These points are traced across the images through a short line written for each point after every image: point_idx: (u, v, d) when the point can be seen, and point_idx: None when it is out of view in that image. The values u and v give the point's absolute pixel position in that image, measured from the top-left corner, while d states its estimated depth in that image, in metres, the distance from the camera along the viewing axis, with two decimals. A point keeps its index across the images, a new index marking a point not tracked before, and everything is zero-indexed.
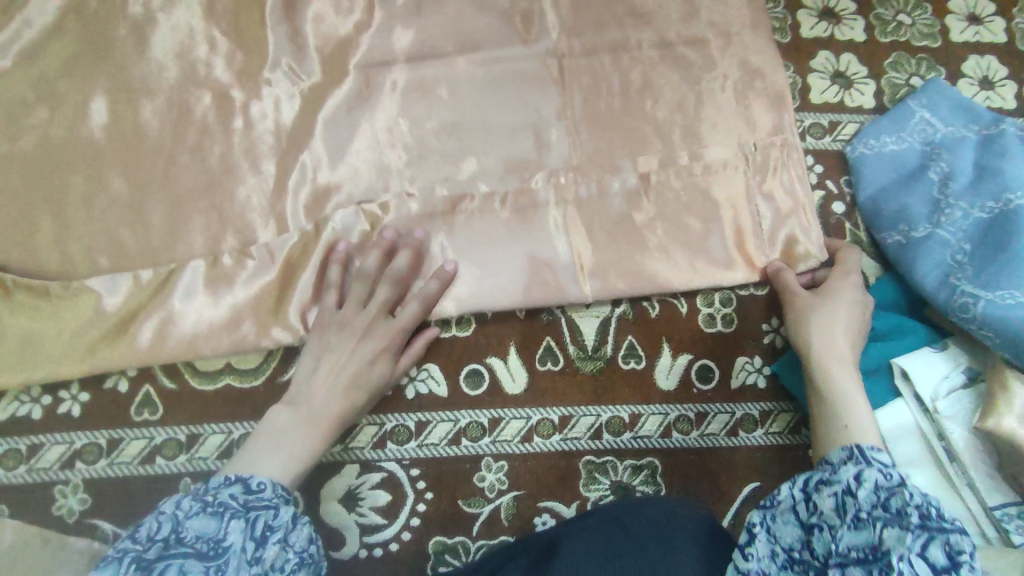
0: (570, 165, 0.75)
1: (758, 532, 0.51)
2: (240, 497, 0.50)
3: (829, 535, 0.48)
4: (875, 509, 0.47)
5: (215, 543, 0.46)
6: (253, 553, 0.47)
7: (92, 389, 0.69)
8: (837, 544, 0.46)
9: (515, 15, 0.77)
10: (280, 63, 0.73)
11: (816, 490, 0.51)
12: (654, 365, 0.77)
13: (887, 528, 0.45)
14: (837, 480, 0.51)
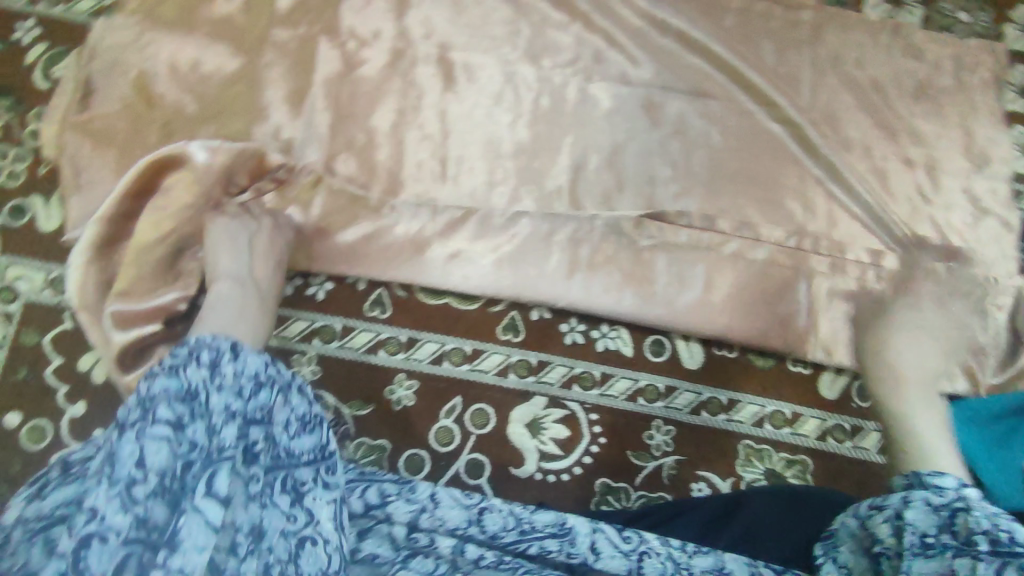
0: (772, 180, 0.85)
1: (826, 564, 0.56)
2: (180, 352, 0.50)
3: (897, 563, 0.49)
4: (934, 535, 0.47)
5: (185, 391, 0.47)
6: (216, 381, 0.49)
7: (337, 281, 0.81)
8: (909, 574, 0.46)
9: (748, 42, 0.88)
10: (546, 46, 0.85)
11: (869, 516, 0.52)
12: (819, 374, 0.82)
13: (957, 557, 0.45)
14: (887, 504, 0.51)
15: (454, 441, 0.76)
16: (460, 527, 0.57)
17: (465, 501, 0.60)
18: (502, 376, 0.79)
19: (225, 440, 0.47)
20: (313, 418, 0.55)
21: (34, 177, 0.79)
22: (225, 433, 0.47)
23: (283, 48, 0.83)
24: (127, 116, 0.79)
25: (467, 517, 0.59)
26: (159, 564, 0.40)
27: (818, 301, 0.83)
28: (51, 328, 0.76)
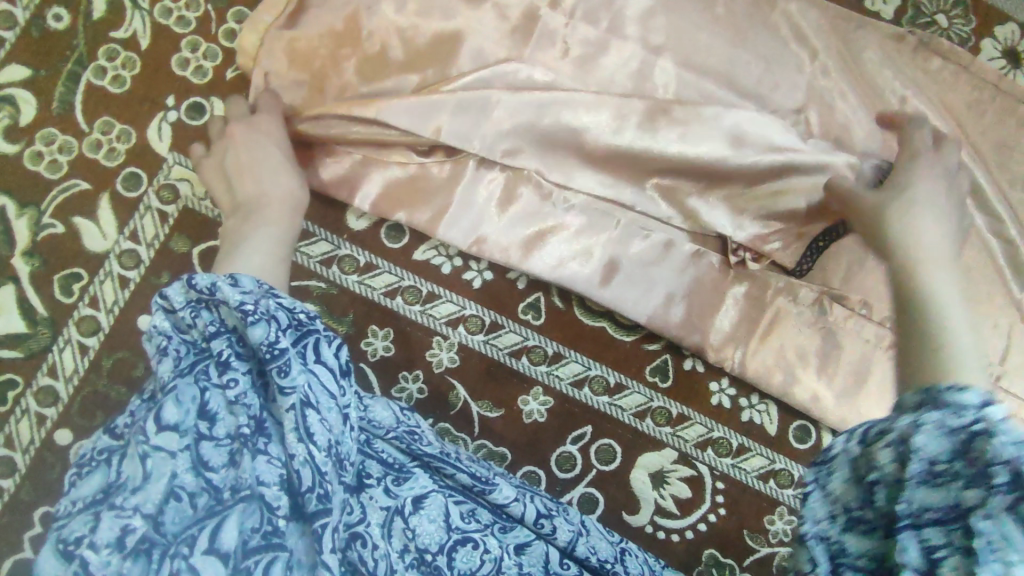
0: (973, 293, 0.78)
1: (811, 488, 0.40)
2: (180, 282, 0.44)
3: (892, 489, 0.36)
4: (948, 461, 0.34)
5: (183, 328, 0.44)
6: (193, 309, 0.43)
7: (496, 271, 0.76)
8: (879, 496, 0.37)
9: (990, 136, 0.80)
10: (775, 87, 0.79)
11: (872, 438, 0.37)
12: None
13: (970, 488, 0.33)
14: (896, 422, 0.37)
15: (575, 469, 0.73)
16: (609, 562, 0.54)
17: (611, 536, 0.58)
18: (639, 418, 0.75)
19: (180, 375, 0.42)
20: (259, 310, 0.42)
21: (221, 80, 0.76)
22: (167, 368, 0.43)
23: (505, 11, 0.76)
24: (330, 40, 0.74)
25: (615, 552, 0.56)
26: (116, 505, 0.38)
27: None
28: (204, 241, 0.72)
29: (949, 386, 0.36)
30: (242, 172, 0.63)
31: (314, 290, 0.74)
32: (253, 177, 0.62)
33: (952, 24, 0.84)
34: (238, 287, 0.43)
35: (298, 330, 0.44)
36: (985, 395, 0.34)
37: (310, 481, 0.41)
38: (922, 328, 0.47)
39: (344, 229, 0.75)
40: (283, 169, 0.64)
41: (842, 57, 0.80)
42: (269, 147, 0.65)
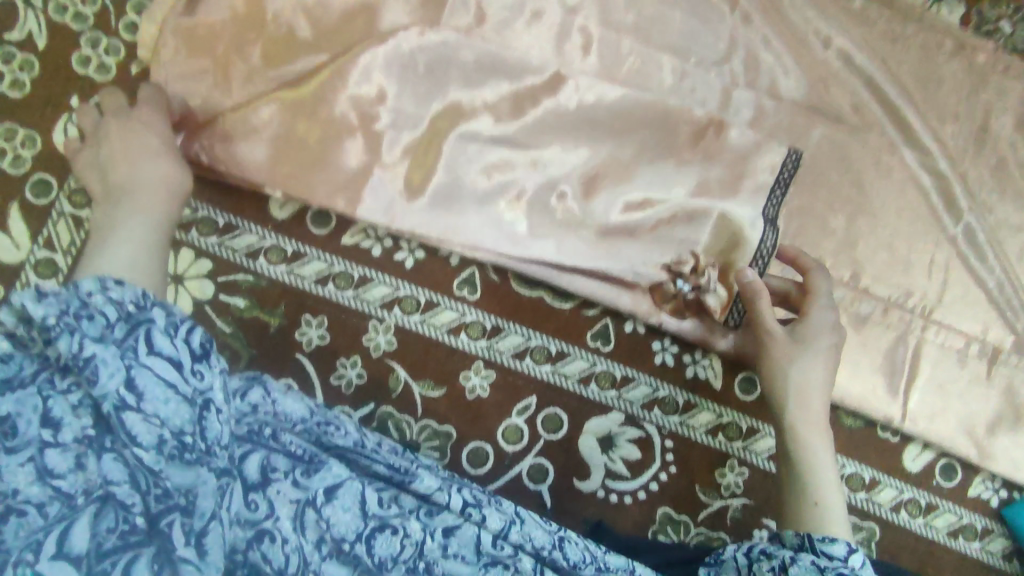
0: (903, 231, 0.79)
1: None
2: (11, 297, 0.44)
3: None
4: None
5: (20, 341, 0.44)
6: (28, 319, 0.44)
7: (428, 250, 0.75)
8: None
9: (915, 73, 0.81)
10: (697, 39, 0.79)
11: (757, 558, 0.53)
12: (905, 446, 0.78)
13: None
14: (775, 555, 0.52)
15: (522, 441, 0.73)
16: (544, 549, 0.55)
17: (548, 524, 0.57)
18: (584, 384, 0.74)
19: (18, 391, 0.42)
20: (95, 309, 0.44)
21: (125, 76, 0.73)
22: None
23: None
24: (235, 27, 0.73)
25: (552, 540, 0.56)
26: None
27: (922, 367, 0.78)
28: None
29: (822, 536, 0.54)
30: (115, 160, 0.60)
31: (242, 284, 0.72)
32: (127, 163, 0.60)
33: None
34: (48, 296, 0.43)
35: (128, 317, 0.44)
36: (846, 548, 0.53)
37: (152, 477, 0.42)
38: (798, 475, 0.61)
39: (268, 219, 0.74)
40: (160, 158, 0.62)
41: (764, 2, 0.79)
42: (138, 136, 0.62)
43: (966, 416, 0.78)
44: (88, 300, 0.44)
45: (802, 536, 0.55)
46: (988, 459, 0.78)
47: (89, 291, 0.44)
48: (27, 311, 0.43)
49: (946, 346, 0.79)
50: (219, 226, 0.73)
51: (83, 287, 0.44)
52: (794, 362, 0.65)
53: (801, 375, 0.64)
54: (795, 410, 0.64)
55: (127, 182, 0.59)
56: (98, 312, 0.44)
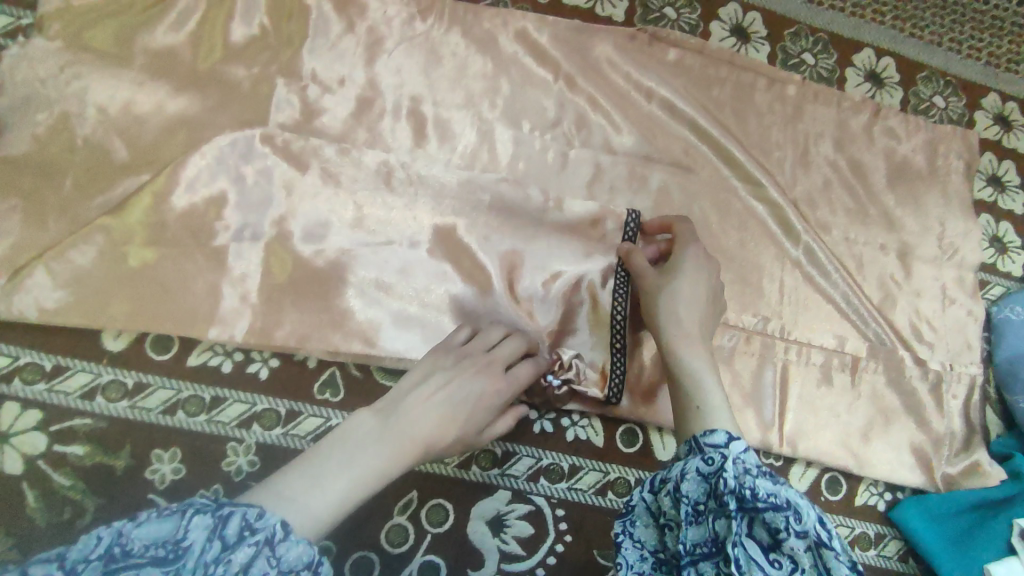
0: (749, 259, 0.83)
1: (623, 539, 0.58)
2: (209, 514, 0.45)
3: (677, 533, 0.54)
4: (707, 500, 0.51)
5: (175, 546, 0.44)
6: (216, 555, 0.44)
7: (282, 357, 0.72)
8: (685, 541, 0.52)
9: (735, 111, 0.86)
10: (528, 107, 0.81)
11: (657, 489, 0.56)
12: (789, 468, 0.80)
13: (719, 520, 0.50)
14: (670, 476, 0.55)
15: (408, 540, 0.70)
16: None
17: None
18: (465, 468, 0.72)
19: None
20: (263, 535, 0.45)
21: None
22: None
23: (234, 87, 0.75)
24: (41, 158, 0.69)
25: None
26: None
27: (789, 387, 0.81)
28: None
29: (705, 433, 0.55)
30: (408, 397, 0.62)
31: (79, 430, 0.67)
32: (423, 405, 0.62)
33: (680, 15, 0.89)
34: (229, 535, 0.45)
35: (258, 544, 0.45)
36: (728, 434, 0.53)
37: None
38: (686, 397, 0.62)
39: (101, 354, 0.69)
40: (454, 423, 0.63)
41: (585, 64, 0.83)
42: (410, 376, 0.65)
43: (840, 427, 0.81)
44: (245, 538, 0.45)
45: (692, 443, 0.56)
46: (864, 467, 0.80)
47: (260, 519, 0.46)
48: (189, 543, 0.44)
49: (808, 363, 0.82)
50: (47, 370, 0.68)
51: (195, 519, 0.45)
52: (667, 287, 0.70)
53: (669, 300, 0.69)
54: (672, 329, 0.67)
55: (403, 422, 0.60)
56: (212, 544, 0.44)
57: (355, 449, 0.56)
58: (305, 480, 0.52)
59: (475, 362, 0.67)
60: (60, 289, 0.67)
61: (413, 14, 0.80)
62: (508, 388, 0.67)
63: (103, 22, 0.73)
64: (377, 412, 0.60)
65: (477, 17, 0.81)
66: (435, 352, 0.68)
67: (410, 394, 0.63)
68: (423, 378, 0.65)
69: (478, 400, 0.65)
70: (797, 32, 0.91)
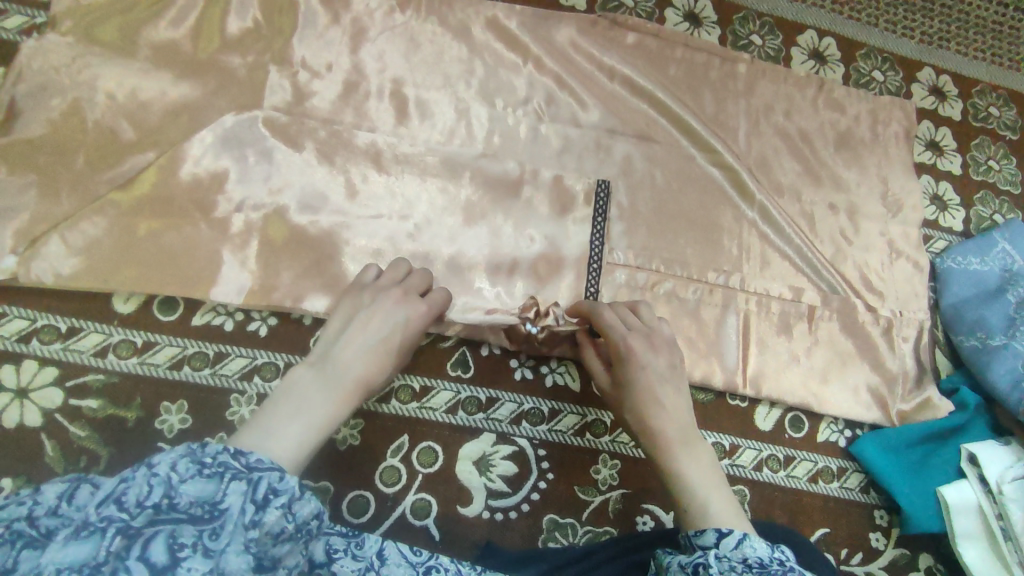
0: (710, 219, 0.90)
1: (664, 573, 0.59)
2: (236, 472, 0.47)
3: None
4: None
5: (212, 506, 0.45)
6: (253, 515, 0.45)
7: (280, 316, 0.78)
8: None
9: (690, 86, 0.94)
10: (500, 86, 0.88)
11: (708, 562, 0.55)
12: (755, 409, 0.86)
13: None
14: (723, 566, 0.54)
15: (401, 480, 0.75)
16: None
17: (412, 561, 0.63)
18: (452, 413, 0.78)
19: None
20: (286, 493, 0.48)
21: None
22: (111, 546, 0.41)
23: (231, 74, 0.82)
24: (54, 140, 0.76)
25: None
26: None
27: (751, 333, 0.87)
28: None
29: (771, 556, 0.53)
30: (335, 345, 0.67)
31: (92, 385, 0.72)
32: (351, 343, 0.67)
33: (636, 3, 0.97)
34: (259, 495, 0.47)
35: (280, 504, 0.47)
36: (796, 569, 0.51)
37: None
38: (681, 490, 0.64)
39: (111, 316, 0.75)
40: (387, 353, 0.68)
41: (551, 48, 0.91)
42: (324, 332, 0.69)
43: (799, 370, 0.87)
44: (272, 500, 0.47)
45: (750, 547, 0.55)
46: (825, 405, 0.87)
47: (282, 482, 0.49)
48: (222, 501, 0.45)
49: (767, 313, 0.89)
50: (61, 331, 0.73)
51: (233, 484, 0.47)
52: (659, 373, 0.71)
53: (657, 399, 0.69)
54: (661, 425, 0.68)
55: (338, 366, 0.64)
56: (247, 507, 0.46)
57: (304, 396, 0.60)
58: (264, 428, 0.55)
59: (390, 294, 0.71)
60: (74, 257, 0.73)
61: (393, 6, 0.87)
62: (427, 312, 0.73)
63: (109, 18, 0.81)
64: (312, 364, 0.64)
65: (451, 7, 0.89)
66: (350, 296, 0.73)
67: (339, 338, 0.68)
68: (347, 323, 0.69)
69: (403, 327, 0.70)
70: (745, 15, 1.00)
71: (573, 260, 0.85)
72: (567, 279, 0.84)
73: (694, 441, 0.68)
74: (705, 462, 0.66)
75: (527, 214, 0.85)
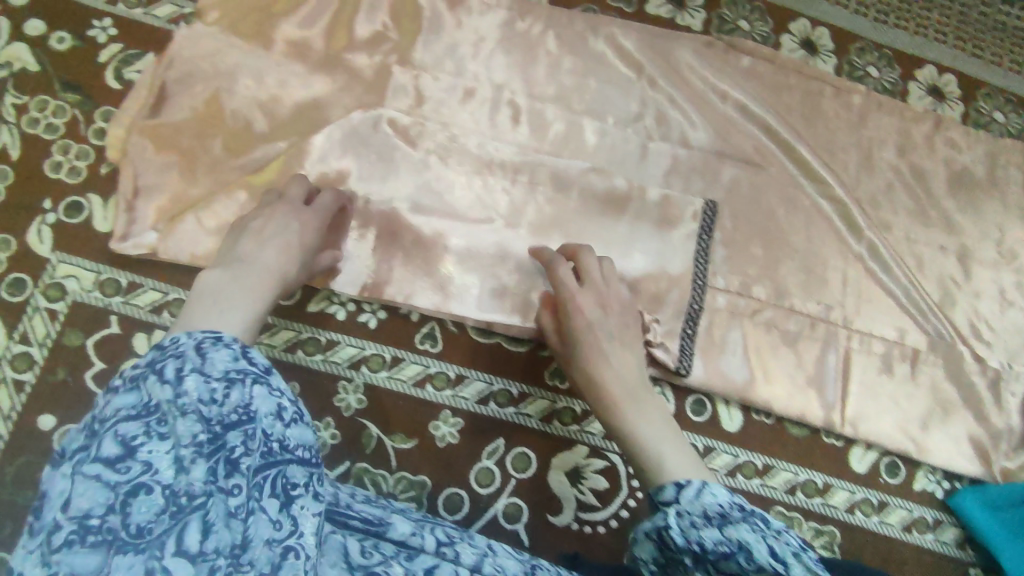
0: (819, 251, 0.88)
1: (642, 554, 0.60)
2: (231, 367, 0.48)
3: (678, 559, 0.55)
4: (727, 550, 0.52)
5: (230, 408, 0.46)
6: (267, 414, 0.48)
7: (389, 310, 0.80)
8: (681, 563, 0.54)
9: (805, 114, 0.91)
10: (616, 101, 0.88)
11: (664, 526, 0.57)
12: (850, 450, 0.84)
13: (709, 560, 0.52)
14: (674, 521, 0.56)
15: (495, 483, 0.76)
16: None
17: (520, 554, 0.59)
18: (547, 422, 0.79)
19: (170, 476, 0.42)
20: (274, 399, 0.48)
21: (94, 175, 0.78)
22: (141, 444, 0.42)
23: (358, 72, 0.84)
24: (196, 124, 0.80)
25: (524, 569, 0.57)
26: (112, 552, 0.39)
27: (852, 374, 0.85)
28: (97, 331, 0.75)
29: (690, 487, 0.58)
30: (239, 244, 0.66)
31: None
32: (259, 249, 0.66)
33: (753, 27, 0.94)
34: (265, 395, 0.48)
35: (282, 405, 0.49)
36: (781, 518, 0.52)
37: None
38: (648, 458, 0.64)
39: None
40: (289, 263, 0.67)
41: (667, 67, 0.90)
42: (317, 233, 0.72)
43: (900, 414, 0.85)
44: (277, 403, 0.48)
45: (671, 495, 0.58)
46: (924, 454, 0.84)
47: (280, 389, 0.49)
48: (229, 400, 0.46)
49: (872, 352, 0.86)
50: None
51: (241, 388, 0.47)
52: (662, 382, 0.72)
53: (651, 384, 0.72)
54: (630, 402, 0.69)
55: (246, 264, 0.63)
56: (260, 409, 0.47)
57: (239, 305, 0.57)
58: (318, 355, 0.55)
59: (291, 207, 0.72)
60: (207, 238, 0.77)
61: (516, 15, 0.89)
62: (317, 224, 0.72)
63: (249, 10, 0.84)
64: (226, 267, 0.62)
65: (572, 19, 0.89)
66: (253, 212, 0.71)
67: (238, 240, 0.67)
68: (243, 230, 0.68)
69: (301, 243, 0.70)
70: (863, 46, 0.96)
71: (674, 281, 0.85)
72: (668, 299, 0.84)
73: (634, 397, 0.70)
74: (661, 429, 0.66)
75: (633, 230, 0.85)
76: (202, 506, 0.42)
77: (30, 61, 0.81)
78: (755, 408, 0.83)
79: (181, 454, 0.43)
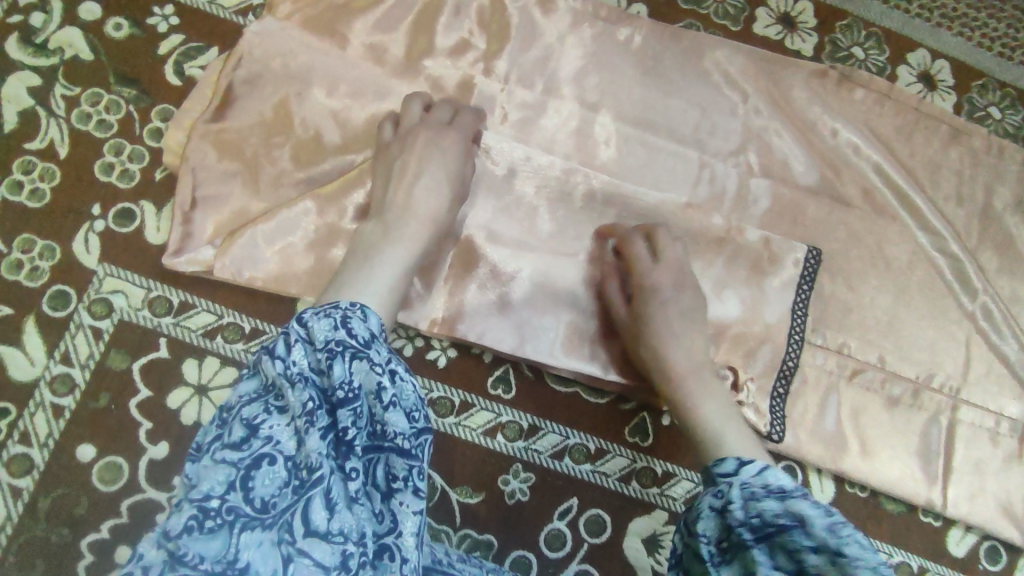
0: (926, 310, 0.80)
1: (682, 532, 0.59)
2: (344, 342, 0.50)
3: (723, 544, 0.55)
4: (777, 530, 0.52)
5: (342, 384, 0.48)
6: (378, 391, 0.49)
7: (460, 348, 0.73)
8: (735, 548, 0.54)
9: (919, 156, 0.84)
10: (715, 130, 0.81)
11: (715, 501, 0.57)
12: (948, 531, 0.77)
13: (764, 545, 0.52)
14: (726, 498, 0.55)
15: (565, 547, 0.70)
16: None
17: None
18: (625, 482, 0.72)
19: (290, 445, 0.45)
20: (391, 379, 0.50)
21: (149, 181, 0.72)
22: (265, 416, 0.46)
23: (438, 82, 0.77)
24: (261, 131, 0.73)
25: None
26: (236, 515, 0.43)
27: (955, 449, 0.78)
28: (144, 354, 0.68)
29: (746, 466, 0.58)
30: (390, 189, 0.69)
31: None
32: (407, 189, 0.69)
33: (868, 55, 0.86)
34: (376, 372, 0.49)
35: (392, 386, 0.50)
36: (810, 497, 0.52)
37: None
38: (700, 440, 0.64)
39: None
40: (443, 199, 0.69)
41: (773, 96, 0.82)
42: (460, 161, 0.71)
43: (1006, 496, 0.77)
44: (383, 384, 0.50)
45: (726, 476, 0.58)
46: None
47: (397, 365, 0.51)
48: (336, 378, 0.48)
49: (977, 425, 0.79)
50: (245, 331, 0.70)
51: (353, 362, 0.49)
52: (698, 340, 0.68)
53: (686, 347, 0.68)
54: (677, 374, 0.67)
55: (396, 209, 0.68)
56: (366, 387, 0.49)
57: (384, 251, 0.65)
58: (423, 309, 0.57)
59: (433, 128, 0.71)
60: (267, 258, 0.70)
61: (612, 29, 0.81)
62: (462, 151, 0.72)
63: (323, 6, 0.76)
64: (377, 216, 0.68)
65: (672, 39, 0.82)
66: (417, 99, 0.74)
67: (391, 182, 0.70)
68: (392, 168, 0.70)
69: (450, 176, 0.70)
70: (985, 84, 0.87)
71: (770, 335, 0.76)
72: (762, 354, 0.76)
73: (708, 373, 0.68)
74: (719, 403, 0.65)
75: (727, 274, 0.77)
76: (319, 483, 0.45)
77: (83, 49, 0.74)
78: (849, 480, 0.76)
79: (297, 427, 0.46)
